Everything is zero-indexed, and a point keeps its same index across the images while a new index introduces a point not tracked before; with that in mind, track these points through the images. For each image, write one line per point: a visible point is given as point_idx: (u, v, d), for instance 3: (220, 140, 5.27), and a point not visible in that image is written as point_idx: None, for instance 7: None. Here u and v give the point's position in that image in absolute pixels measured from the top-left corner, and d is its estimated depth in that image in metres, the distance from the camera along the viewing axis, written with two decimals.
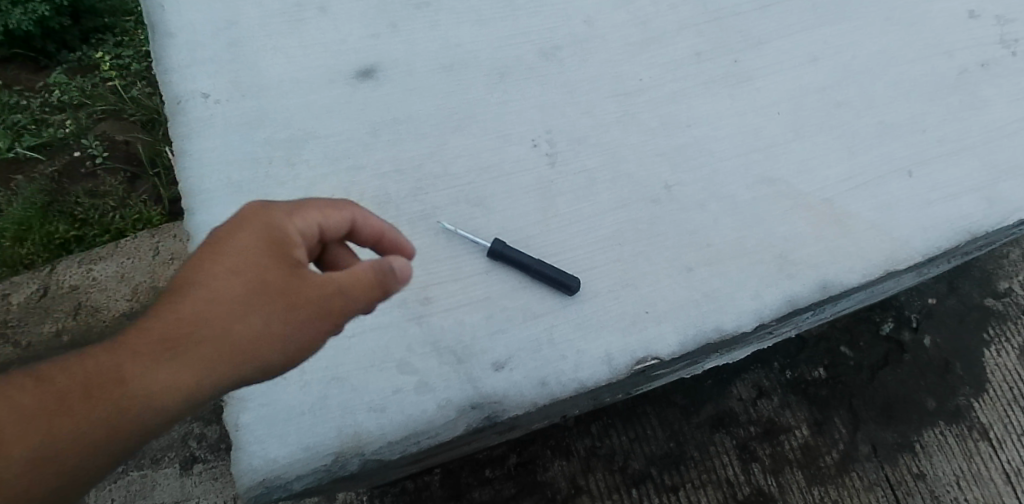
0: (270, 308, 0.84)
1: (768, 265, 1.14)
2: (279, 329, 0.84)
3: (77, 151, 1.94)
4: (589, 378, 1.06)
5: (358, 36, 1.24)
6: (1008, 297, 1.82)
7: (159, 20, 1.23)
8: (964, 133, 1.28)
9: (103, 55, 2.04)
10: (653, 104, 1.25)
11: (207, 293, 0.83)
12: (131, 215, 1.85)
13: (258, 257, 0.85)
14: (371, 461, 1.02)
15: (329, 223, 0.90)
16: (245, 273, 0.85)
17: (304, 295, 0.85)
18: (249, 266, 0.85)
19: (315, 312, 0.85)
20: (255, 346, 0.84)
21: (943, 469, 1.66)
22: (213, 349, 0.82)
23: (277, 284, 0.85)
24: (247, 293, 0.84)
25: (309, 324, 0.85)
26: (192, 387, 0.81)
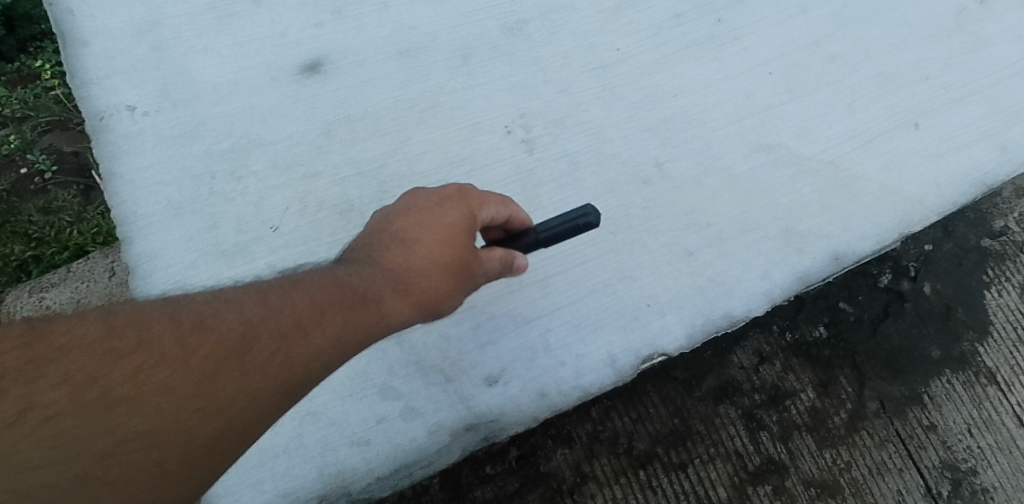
0: (441, 280, 0.79)
1: (775, 241, 1.05)
2: (432, 302, 0.79)
3: (24, 169, 1.72)
4: (592, 383, 0.97)
5: (300, 26, 1.11)
6: (1004, 236, 1.65)
7: (69, 27, 1.08)
8: (970, 76, 1.18)
9: (44, 64, 1.83)
10: (634, 75, 1.13)
11: (423, 260, 0.78)
12: (89, 228, 1.65)
13: (451, 239, 0.80)
14: (361, 500, 0.92)
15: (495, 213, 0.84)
16: (454, 248, 0.80)
17: (465, 280, 0.81)
18: (442, 240, 0.79)
19: (460, 287, 0.81)
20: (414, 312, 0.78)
21: (953, 418, 1.52)
22: (367, 322, 0.74)
23: (460, 263, 0.80)
24: (428, 260, 0.79)
25: (457, 303, 0.82)
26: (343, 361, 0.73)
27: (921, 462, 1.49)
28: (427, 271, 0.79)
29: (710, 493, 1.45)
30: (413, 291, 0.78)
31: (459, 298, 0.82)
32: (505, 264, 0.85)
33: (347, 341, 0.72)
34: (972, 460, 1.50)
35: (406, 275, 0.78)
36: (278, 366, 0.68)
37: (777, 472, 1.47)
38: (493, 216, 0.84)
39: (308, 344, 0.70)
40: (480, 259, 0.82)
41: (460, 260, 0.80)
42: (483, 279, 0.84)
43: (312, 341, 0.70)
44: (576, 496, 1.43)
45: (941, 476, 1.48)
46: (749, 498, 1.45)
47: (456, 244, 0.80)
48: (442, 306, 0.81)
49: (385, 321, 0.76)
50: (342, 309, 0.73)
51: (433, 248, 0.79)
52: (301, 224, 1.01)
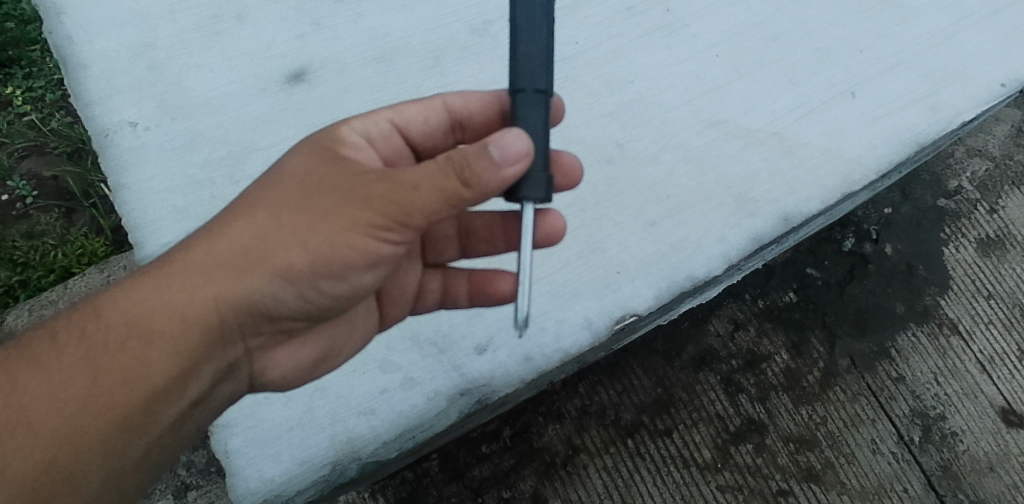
0: (275, 208, 0.78)
1: (728, 207, 1.16)
2: (268, 239, 0.78)
3: (4, 195, 1.76)
4: (572, 345, 1.08)
5: (283, 38, 1.20)
6: (959, 194, 1.77)
7: (69, 52, 1.16)
8: (900, 46, 1.29)
9: (14, 91, 1.83)
10: (593, 65, 1.23)
11: (258, 194, 0.80)
12: (74, 249, 1.68)
13: (299, 182, 0.79)
14: (370, 463, 1.03)
15: (392, 116, 0.89)
16: (290, 173, 0.80)
17: (315, 201, 0.77)
18: (281, 172, 0.80)
19: (307, 209, 0.77)
20: (252, 254, 0.78)
21: (920, 368, 1.63)
22: (197, 261, 0.78)
23: (301, 184, 0.78)
24: (264, 192, 0.80)
25: (314, 232, 0.77)
26: (186, 311, 0.77)
27: (892, 412, 1.59)
28: (259, 202, 0.79)
29: (695, 455, 1.54)
30: (244, 224, 0.78)
31: (310, 226, 0.77)
32: (455, 160, 0.72)
33: (179, 282, 0.77)
34: (940, 406, 1.60)
35: (238, 210, 0.80)
36: (121, 312, 0.77)
37: (757, 431, 1.56)
38: (392, 118, 0.90)
39: (143, 292, 0.78)
40: (333, 173, 0.78)
41: (300, 184, 0.79)
42: (407, 193, 0.73)
43: (146, 288, 0.78)
44: (569, 468, 1.52)
45: (912, 424, 1.58)
46: (733, 457, 1.55)
47: (293, 169, 0.80)
48: (289, 241, 0.77)
49: (220, 260, 0.78)
50: (186, 248, 0.79)
51: (275, 179, 0.80)
52: None
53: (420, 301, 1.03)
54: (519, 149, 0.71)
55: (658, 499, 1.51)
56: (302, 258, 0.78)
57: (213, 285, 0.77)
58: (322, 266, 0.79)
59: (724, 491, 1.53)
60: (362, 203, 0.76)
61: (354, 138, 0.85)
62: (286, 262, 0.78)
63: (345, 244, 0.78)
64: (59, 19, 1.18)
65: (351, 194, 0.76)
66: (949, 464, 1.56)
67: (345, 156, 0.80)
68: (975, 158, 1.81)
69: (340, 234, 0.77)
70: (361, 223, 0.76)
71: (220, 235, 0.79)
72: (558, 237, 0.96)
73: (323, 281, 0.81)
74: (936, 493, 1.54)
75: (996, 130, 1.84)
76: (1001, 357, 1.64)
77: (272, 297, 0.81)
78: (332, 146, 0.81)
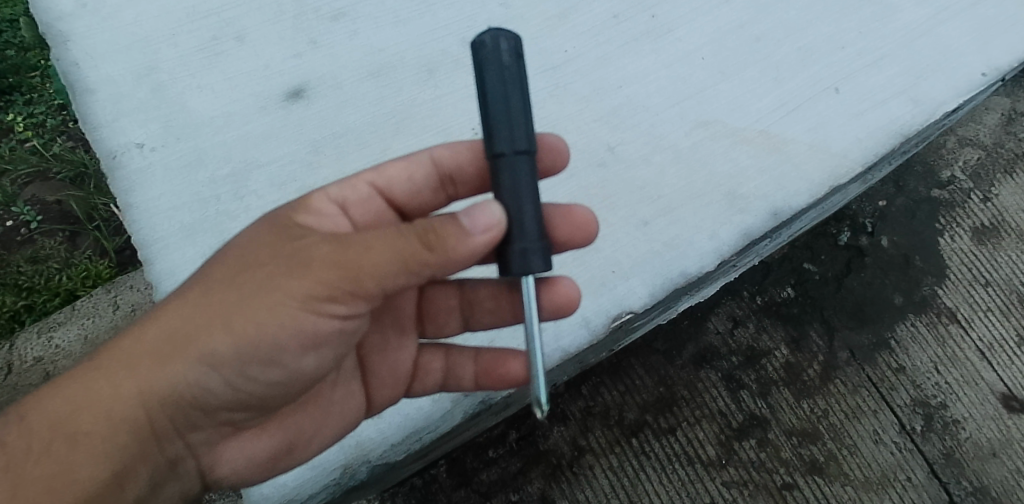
0: (202, 285, 0.83)
1: (719, 205, 1.20)
2: (192, 323, 0.82)
3: (9, 221, 1.79)
4: (571, 344, 1.13)
5: (281, 57, 1.24)
6: (952, 185, 1.80)
7: (76, 77, 1.20)
8: (881, 41, 1.32)
9: (15, 118, 1.87)
10: (582, 72, 1.27)
11: (189, 275, 0.85)
12: (78, 273, 1.71)
13: (230, 258, 0.83)
14: (379, 465, 1.10)
15: (372, 179, 0.96)
16: (227, 249, 0.84)
17: (242, 277, 0.81)
18: (219, 249, 0.85)
19: (233, 285, 0.81)
20: (179, 339, 0.82)
21: (920, 358, 1.65)
22: (121, 349, 0.83)
23: (234, 258, 0.83)
24: (195, 272, 0.85)
25: (239, 311, 0.81)
26: (112, 404, 0.82)
27: (893, 403, 1.62)
28: (187, 285, 0.84)
29: (700, 451, 1.57)
30: (172, 305, 0.83)
31: (240, 303, 0.81)
32: (421, 225, 0.78)
33: (106, 372, 0.83)
34: (941, 394, 1.63)
35: (167, 295, 0.85)
36: (54, 405, 0.82)
37: (760, 426, 1.59)
38: (371, 179, 0.97)
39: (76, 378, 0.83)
40: (265, 245, 0.82)
41: (232, 256, 0.83)
42: (360, 252, 0.78)
43: (76, 380, 0.83)
44: (575, 469, 1.55)
45: (913, 413, 1.61)
46: (737, 453, 1.57)
47: (230, 243, 0.85)
48: (213, 326, 0.82)
49: (144, 348, 0.83)
50: (117, 335, 0.85)
51: (213, 254, 0.85)
52: None
53: (417, 379, 1.08)
54: (490, 220, 0.78)
55: (664, 496, 1.54)
56: (228, 343, 0.82)
57: (134, 376, 0.82)
58: (249, 348, 0.83)
59: (729, 487, 1.55)
60: (294, 270, 0.80)
61: (324, 204, 0.91)
62: (210, 348, 0.82)
63: (274, 323, 0.82)
64: (65, 46, 1.22)
65: (281, 265, 0.80)
66: (952, 452, 1.59)
67: (291, 222, 0.85)
68: (966, 148, 1.84)
69: (266, 312, 0.81)
70: (292, 295, 0.81)
71: (149, 318, 0.84)
72: (571, 307, 1.02)
73: (252, 367, 0.86)
74: (941, 480, 1.56)
75: (986, 119, 1.87)
76: (1000, 342, 1.67)
77: (201, 386, 0.85)
78: (279, 215, 0.86)
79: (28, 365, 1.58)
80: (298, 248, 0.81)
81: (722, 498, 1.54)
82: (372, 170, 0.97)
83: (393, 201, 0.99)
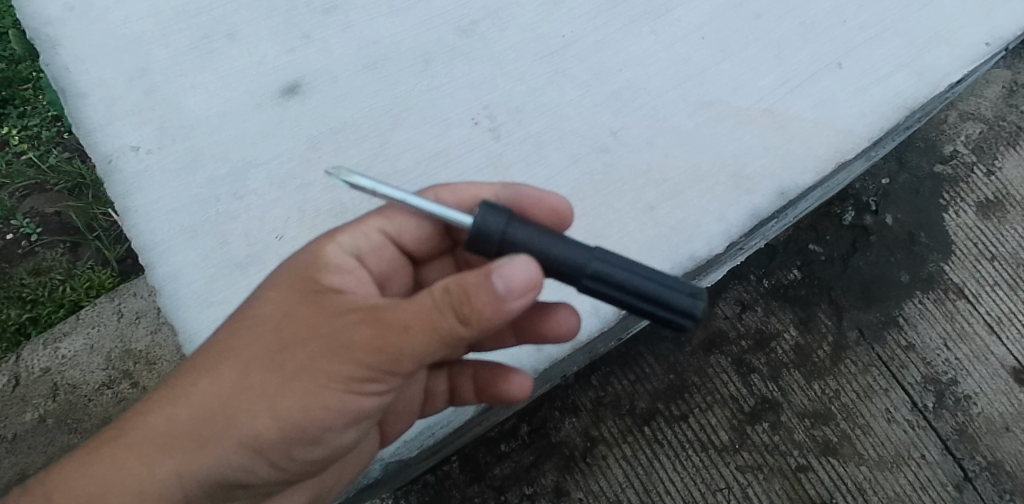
0: (239, 363, 0.82)
1: (725, 185, 1.19)
2: (230, 406, 0.82)
3: (9, 233, 1.78)
4: (582, 331, 1.12)
5: (275, 54, 1.22)
6: (955, 159, 1.78)
7: (68, 82, 1.19)
8: (882, 14, 1.30)
9: (9, 131, 1.85)
10: (581, 57, 1.25)
11: (219, 349, 0.84)
12: (80, 283, 1.69)
13: (271, 327, 0.83)
14: (393, 461, 1.09)
15: (382, 225, 0.92)
16: (258, 318, 0.84)
17: (284, 359, 0.81)
18: (249, 316, 0.84)
19: (276, 363, 0.81)
20: (219, 414, 0.82)
21: (929, 334, 1.63)
22: (157, 428, 0.83)
23: (271, 335, 0.82)
24: (227, 345, 0.84)
25: (282, 397, 0.81)
26: (146, 487, 0.82)
27: (905, 380, 1.60)
28: (221, 361, 0.83)
29: (712, 437, 1.55)
30: (208, 384, 0.83)
31: (283, 388, 0.81)
32: (454, 292, 0.74)
33: (138, 453, 0.82)
34: (951, 371, 1.61)
35: (200, 365, 0.84)
36: (84, 484, 0.83)
37: (772, 409, 1.58)
38: (382, 226, 0.92)
39: (107, 459, 0.83)
40: (304, 322, 0.81)
41: (268, 330, 0.83)
42: (398, 335, 0.77)
43: (109, 460, 0.83)
44: (589, 459, 1.53)
45: (925, 390, 1.59)
46: (750, 437, 1.56)
47: (260, 313, 0.84)
48: (257, 407, 0.81)
49: (181, 428, 0.82)
50: (146, 411, 0.84)
51: (242, 323, 0.84)
52: (302, 231, 1.13)
53: (428, 404, 1.07)
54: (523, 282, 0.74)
55: (679, 483, 1.52)
56: (272, 425, 0.82)
57: (172, 459, 0.82)
58: (292, 434, 0.83)
59: (744, 471, 1.54)
60: (341, 355, 0.79)
61: (339, 254, 0.87)
62: (251, 426, 0.82)
63: (316, 406, 0.82)
64: (54, 51, 1.20)
65: (324, 348, 0.80)
66: (965, 427, 1.57)
67: (323, 289, 0.83)
68: (968, 122, 1.81)
69: (309, 396, 0.81)
70: (335, 378, 0.80)
71: (181, 396, 0.83)
72: (569, 336, 1.00)
73: (294, 448, 0.85)
74: (954, 456, 1.55)
75: (987, 92, 1.84)
76: (1008, 316, 1.65)
77: (241, 468, 0.85)
78: (307, 277, 0.84)
79: (35, 377, 1.57)
80: (340, 327, 0.80)
81: (737, 483, 1.53)
82: (380, 214, 0.92)
83: (400, 246, 0.95)
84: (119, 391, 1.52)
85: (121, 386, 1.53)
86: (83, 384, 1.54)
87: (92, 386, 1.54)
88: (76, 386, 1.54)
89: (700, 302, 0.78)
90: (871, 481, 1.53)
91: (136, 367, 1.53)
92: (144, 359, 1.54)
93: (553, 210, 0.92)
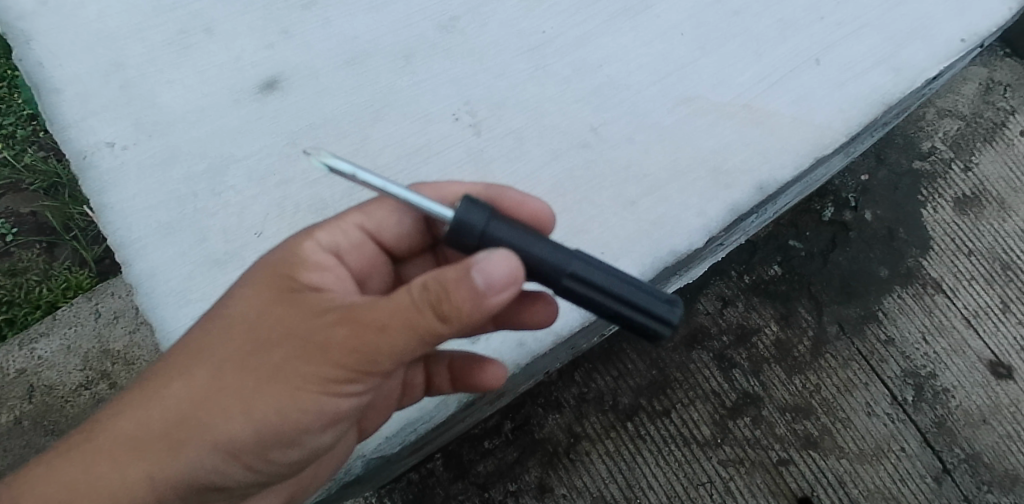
0: (214, 364, 0.82)
1: (705, 181, 1.19)
2: (205, 408, 0.81)
3: None
4: (563, 326, 1.12)
5: (253, 49, 1.21)
6: (932, 155, 1.80)
7: (41, 78, 1.17)
8: (860, 11, 1.31)
9: None
10: (562, 53, 1.25)
11: (194, 351, 0.83)
12: (58, 284, 1.67)
13: (248, 328, 0.82)
14: (375, 458, 1.09)
15: (362, 221, 0.92)
16: (233, 317, 0.83)
17: (261, 361, 0.81)
18: (224, 317, 0.83)
19: (252, 364, 0.81)
20: (194, 416, 0.81)
21: (908, 329, 1.65)
22: (131, 430, 0.82)
23: (247, 336, 0.82)
24: (202, 346, 0.83)
25: (257, 399, 0.81)
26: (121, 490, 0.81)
27: (884, 374, 1.62)
28: (196, 363, 0.82)
29: (695, 432, 1.56)
30: (182, 386, 0.82)
31: (260, 390, 0.81)
32: (434, 289, 0.73)
33: (111, 457, 0.82)
34: (930, 364, 1.63)
35: (175, 366, 0.83)
36: (56, 490, 0.82)
37: (754, 404, 1.59)
38: (362, 222, 0.92)
39: (80, 463, 0.82)
40: (281, 321, 0.81)
41: (244, 331, 0.82)
42: (376, 333, 0.76)
43: (82, 464, 0.82)
44: (572, 455, 1.54)
45: (904, 384, 1.61)
46: (732, 431, 1.57)
47: (235, 312, 0.83)
48: (233, 409, 0.81)
49: (156, 431, 0.82)
50: (120, 413, 0.83)
51: (217, 324, 0.83)
52: (281, 227, 1.13)
53: (405, 394, 1.07)
54: (502, 275, 0.73)
55: (662, 478, 1.53)
56: (248, 427, 0.81)
57: (145, 462, 0.81)
58: (269, 434, 0.83)
59: (726, 465, 1.55)
60: (318, 356, 0.79)
61: (316, 251, 0.86)
62: (226, 429, 0.81)
63: (293, 407, 0.81)
64: (28, 46, 1.18)
65: (301, 349, 0.80)
66: (943, 420, 1.59)
67: (301, 288, 0.82)
68: (946, 118, 1.83)
69: (287, 397, 0.81)
70: (312, 379, 0.80)
71: (156, 399, 0.82)
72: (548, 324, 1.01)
73: (270, 450, 0.85)
74: (932, 448, 1.57)
75: (964, 89, 1.86)
76: (985, 310, 1.68)
77: (218, 469, 0.84)
78: (283, 275, 0.83)
79: (11, 379, 1.54)
80: (317, 328, 0.79)
81: (719, 477, 1.54)
82: (359, 209, 0.92)
83: (381, 241, 0.95)
84: (97, 392, 1.51)
85: (99, 387, 1.51)
86: (60, 385, 1.52)
87: (70, 387, 1.52)
88: (54, 387, 1.52)
89: (677, 309, 0.79)
90: (851, 474, 1.55)
91: (114, 367, 1.51)
92: (122, 360, 1.52)
93: (533, 215, 0.92)
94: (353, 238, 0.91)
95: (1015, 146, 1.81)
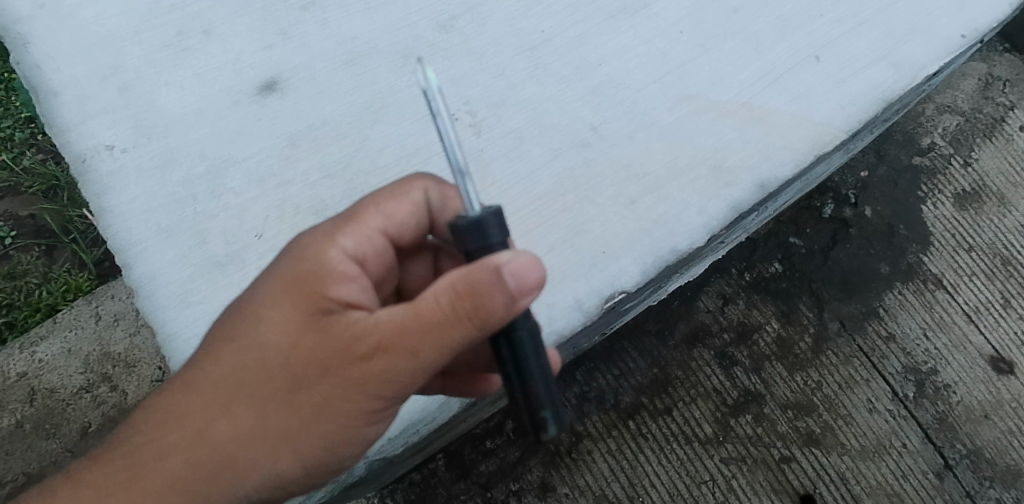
0: (258, 402, 0.82)
1: (705, 179, 1.19)
2: (253, 445, 0.83)
3: None
4: (565, 326, 1.12)
5: (251, 51, 1.21)
6: (932, 152, 1.79)
7: (39, 81, 1.16)
8: (859, 7, 1.31)
9: None
10: (561, 52, 1.24)
11: (231, 387, 0.83)
12: (57, 287, 1.67)
13: (282, 361, 0.82)
14: (377, 459, 1.09)
15: (383, 226, 0.89)
16: (266, 350, 0.82)
17: (303, 398, 0.82)
18: (257, 349, 0.82)
19: (294, 399, 0.82)
20: (241, 452, 0.83)
21: (909, 325, 1.65)
22: (180, 468, 0.83)
23: (284, 372, 0.82)
24: (238, 381, 0.83)
25: (304, 433, 0.83)
26: None
27: (886, 371, 1.62)
28: (235, 400, 0.83)
29: (696, 430, 1.56)
30: (228, 424, 0.83)
31: (306, 426, 0.82)
32: (467, 303, 0.74)
33: (165, 496, 0.83)
34: (931, 360, 1.63)
35: (213, 402, 0.83)
36: None
37: (755, 401, 1.59)
38: (382, 226, 0.89)
39: (132, 502, 0.83)
40: (316, 353, 0.81)
41: (279, 365, 0.82)
42: (409, 361, 0.78)
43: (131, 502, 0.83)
44: (574, 454, 1.53)
45: (905, 380, 1.61)
46: (734, 429, 1.57)
47: (268, 344, 0.82)
48: (281, 445, 0.83)
49: (204, 468, 0.83)
50: (163, 450, 0.84)
51: (249, 356, 0.82)
52: (281, 229, 1.12)
53: None
54: (533, 281, 0.74)
55: (664, 476, 1.53)
56: (296, 460, 0.84)
57: (200, 500, 0.84)
58: (316, 463, 0.86)
59: (728, 463, 1.55)
60: (360, 390, 0.80)
61: (340, 262, 0.84)
62: (275, 462, 0.84)
63: (338, 438, 0.84)
64: (25, 49, 1.18)
65: (341, 386, 0.80)
66: (945, 416, 1.59)
67: (331, 315, 0.81)
68: (946, 114, 1.83)
69: (332, 431, 0.83)
70: (355, 412, 0.83)
71: (202, 437, 0.83)
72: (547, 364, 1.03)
73: (317, 476, 0.88)
74: (934, 444, 1.57)
75: (964, 85, 1.85)
76: (985, 306, 1.68)
77: (267, 496, 0.87)
78: (311, 300, 0.82)
79: (11, 382, 1.54)
80: (354, 362, 0.79)
81: (722, 475, 1.54)
82: (377, 214, 0.89)
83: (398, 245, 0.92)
84: (98, 394, 1.51)
85: (100, 389, 1.51)
86: (61, 388, 1.52)
87: (71, 390, 1.52)
88: (54, 391, 1.52)
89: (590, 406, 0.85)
90: (853, 470, 1.55)
91: (114, 369, 1.51)
92: (122, 362, 1.52)
93: None
94: (374, 245, 0.88)
95: (1014, 141, 1.81)
